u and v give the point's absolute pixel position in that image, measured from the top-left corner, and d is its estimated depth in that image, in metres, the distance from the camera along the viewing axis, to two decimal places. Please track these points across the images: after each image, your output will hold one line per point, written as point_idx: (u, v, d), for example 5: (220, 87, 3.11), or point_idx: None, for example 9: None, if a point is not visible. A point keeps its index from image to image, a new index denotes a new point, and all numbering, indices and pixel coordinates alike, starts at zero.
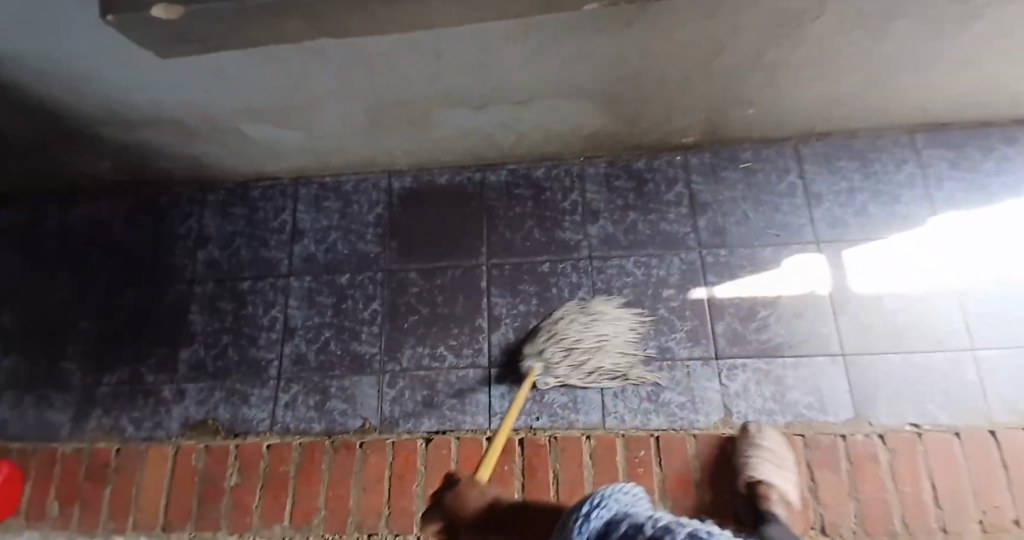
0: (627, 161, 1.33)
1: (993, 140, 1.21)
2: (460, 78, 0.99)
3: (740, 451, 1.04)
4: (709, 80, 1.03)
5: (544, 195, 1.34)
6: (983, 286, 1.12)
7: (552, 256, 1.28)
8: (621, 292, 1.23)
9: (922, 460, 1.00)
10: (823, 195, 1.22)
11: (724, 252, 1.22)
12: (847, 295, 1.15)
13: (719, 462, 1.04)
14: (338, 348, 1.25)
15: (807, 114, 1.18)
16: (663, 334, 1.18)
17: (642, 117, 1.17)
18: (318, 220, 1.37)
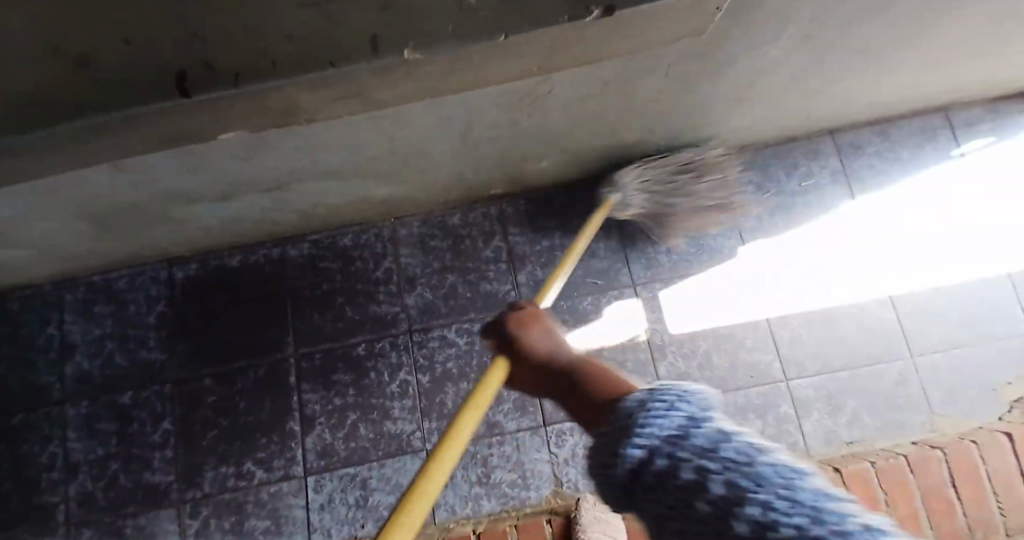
0: (441, 218, 1.21)
1: (799, 157, 1.18)
2: (171, 186, 0.82)
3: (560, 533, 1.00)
4: (477, 147, 0.92)
5: (352, 267, 1.19)
6: (798, 313, 1.11)
7: (369, 336, 1.16)
8: (444, 367, 1.14)
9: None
10: (637, 234, 1.18)
11: (545, 308, 1.15)
12: (664, 339, 1.12)
13: None
14: (129, 481, 1.11)
15: (607, 156, 1.10)
16: (490, 408, 1.10)
17: (432, 182, 1.05)
18: (90, 329, 1.18)
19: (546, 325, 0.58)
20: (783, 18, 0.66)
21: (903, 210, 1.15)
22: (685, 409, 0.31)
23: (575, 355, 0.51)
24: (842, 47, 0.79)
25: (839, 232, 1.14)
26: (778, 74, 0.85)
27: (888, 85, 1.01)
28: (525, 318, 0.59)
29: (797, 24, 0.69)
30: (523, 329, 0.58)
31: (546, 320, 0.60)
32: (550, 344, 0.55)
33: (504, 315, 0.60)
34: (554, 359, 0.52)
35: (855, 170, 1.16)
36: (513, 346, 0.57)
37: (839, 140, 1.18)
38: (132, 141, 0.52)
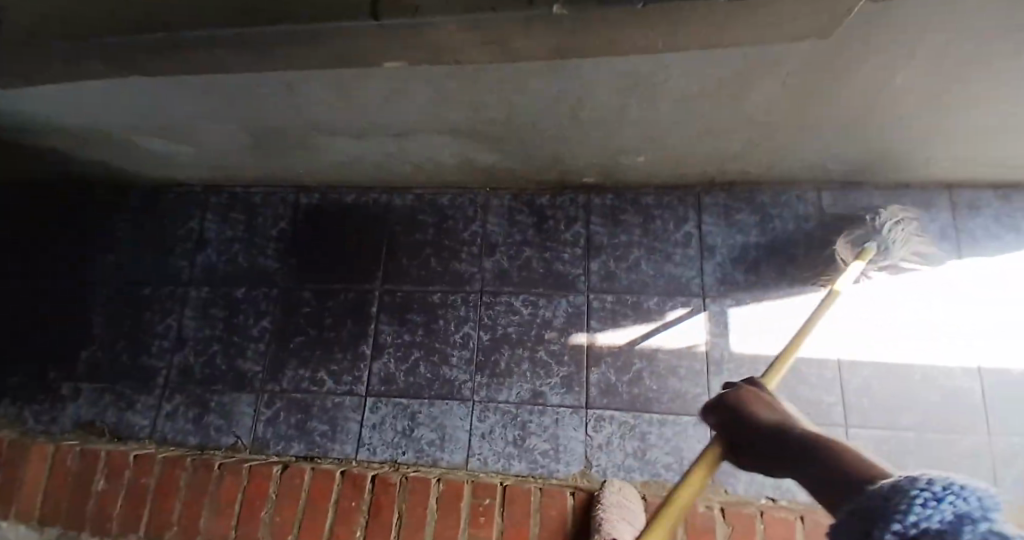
0: (532, 197, 1.30)
1: (906, 206, 1.15)
2: (324, 113, 0.96)
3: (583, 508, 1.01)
4: (585, 130, 1.00)
5: (446, 224, 1.31)
6: (894, 354, 1.07)
7: (445, 288, 1.26)
8: (505, 331, 1.20)
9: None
10: (717, 247, 1.20)
11: (611, 298, 1.20)
12: (724, 354, 1.12)
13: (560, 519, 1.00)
14: (223, 363, 1.28)
15: (704, 166, 1.14)
16: (539, 378, 1.16)
17: (535, 157, 1.14)
18: (223, 230, 1.39)
19: (782, 406, 0.54)
20: (916, 42, 0.68)
21: (1013, 275, 1.08)
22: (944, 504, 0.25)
23: (803, 428, 0.47)
24: (975, 87, 0.79)
25: (948, 283, 1.10)
26: (899, 106, 0.86)
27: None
28: (746, 396, 0.57)
29: (930, 52, 0.70)
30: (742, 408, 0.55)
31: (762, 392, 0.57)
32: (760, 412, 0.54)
33: (722, 395, 0.59)
34: (776, 430, 0.50)
35: (965, 229, 1.12)
36: (730, 427, 0.55)
37: (955, 197, 1.14)
38: (319, 52, 0.65)
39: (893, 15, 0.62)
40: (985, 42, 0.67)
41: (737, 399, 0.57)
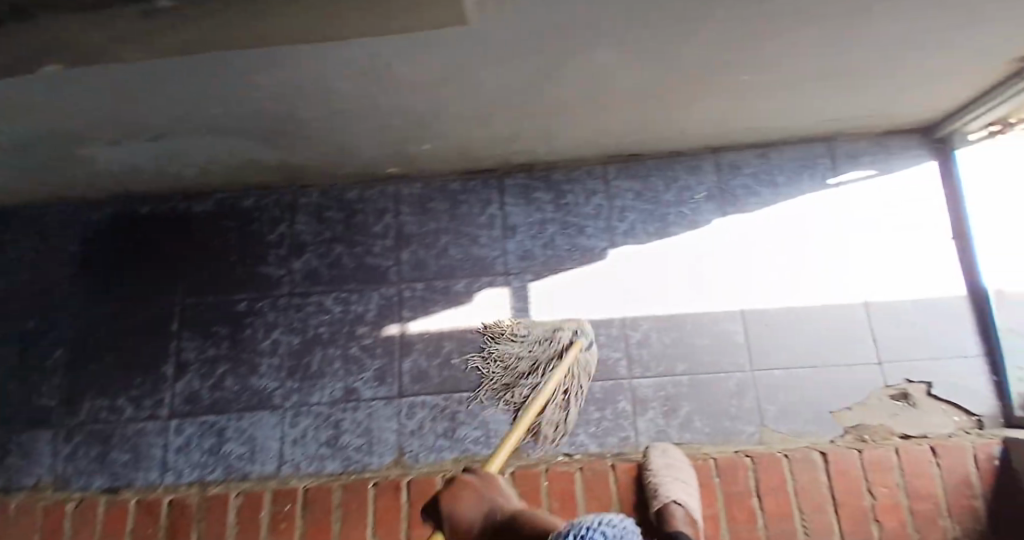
0: (339, 191, 1.28)
1: (679, 172, 1.24)
2: (53, 124, 0.90)
3: (381, 497, 1.05)
4: (349, 122, 1.00)
5: (251, 233, 1.26)
6: (718, 291, 1.17)
7: (252, 295, 1.22)
8: (316, 331, 1.18)
9: (546, 494, 1.04)
10: (518, 226, 1.25)
11: (421, 287, 1.21)
12: (526, 326, 1.18)
13: (358, 511, 1.03)
14: (15, 400, 1.18)
15: (492, 148, 1.17)
16: (352, 374, 1.15)
17: (321, 152, 1.13)
18: (6, 257, 1.28)
19: (482, 483, 0.65)
20: (585, 27, 0.73)
21: (787, 219, 1.19)
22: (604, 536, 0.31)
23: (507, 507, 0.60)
24: (673, 63, 0.86)
25: (728, 233, 1.20)
26: (624, 84, 0.92)
27: (750, 111, 1.06)
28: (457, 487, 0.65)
29: (603, 34, 0.76)
30: (453, 506, 0.64)
31: (480, 474, 0.67)
32: (470, 495, 0.64)
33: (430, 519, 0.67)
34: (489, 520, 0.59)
35: (732, 186, 1.22)
36: (448, 526, 0.63)
37: (719, 159, 1.24)
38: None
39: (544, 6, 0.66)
40: (639, 26, 0.74)
41: (450, 493, 0.65)
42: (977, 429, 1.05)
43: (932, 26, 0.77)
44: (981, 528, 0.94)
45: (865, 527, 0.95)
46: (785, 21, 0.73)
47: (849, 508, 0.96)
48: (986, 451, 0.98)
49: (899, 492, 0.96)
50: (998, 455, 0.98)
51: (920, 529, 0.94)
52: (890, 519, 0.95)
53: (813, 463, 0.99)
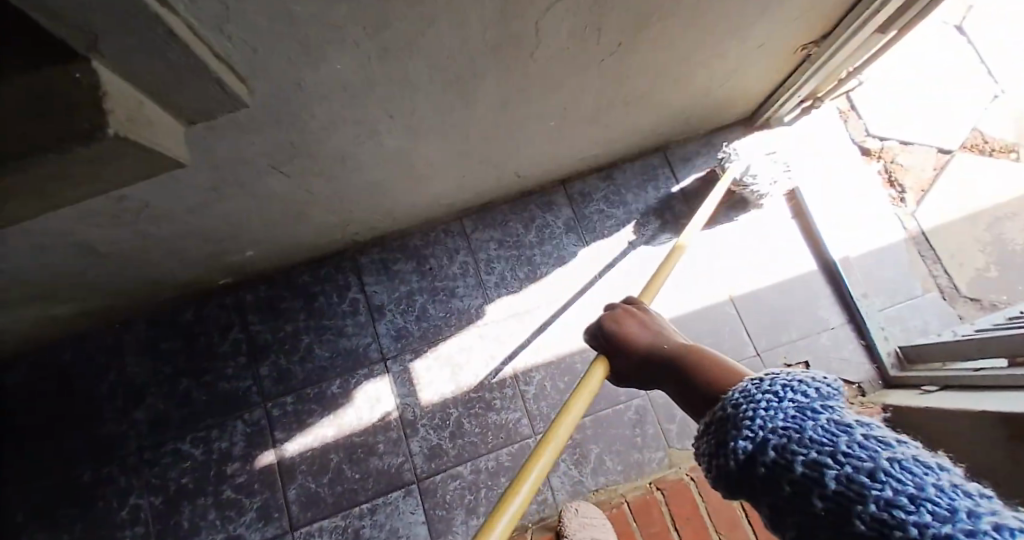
0: (173, 316, 1.15)
1: (534, 211, 1.22)
2: None
3: None
4: (144, 256, 0.89)
5: (76, 395, 1.11)
6: (598, 323, 1.16)
7: (93, 463, 1.07)
8: (179, 483, 1.05)
9: None
10: (384, 305, 1.16)
11: (291, 401, 1.10)
12: (416, 413, 1.10)
13: None
14: None
15: (330, 234, 1.09)
16: (231, 522, 1.03)
17: (128, 287, 0.99)
18: None
19: (647, 319, 0.58)
20: (345, 109, 0.67)
21: (652, 241, 1.21)
22: (799, 397, 0.34)
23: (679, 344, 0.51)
24: (467, 117, 0.81)
25: (593, 265, 1.20)
26: (429, 149, 0.87)
27: (576, 141, 1.06)
28: (619, 315, 0.59)
29: (370, 113, 0.70)
30: (620, 327, 0.58)
31: (646, 314, 0.59)
32: (649, 341, 0.54)
33: (597, 322, 0.60)
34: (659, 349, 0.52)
35: (585, 217, 1.22)
36: (610, 339, 0.58)
37: (569, 191, 1.24)
38: None
39: (271, 103, 0.60)
40: (403, 95, 0.69)
41: (618, 314, 0.60)
42: (860, 397, 1.11)
43: (693, 28, 0.77)
44: None
45: None
46: (545, 57, 0.72)
47: None
48: None
49: None
50: (880, 424, 1.04)
51: None
52: None
53: None
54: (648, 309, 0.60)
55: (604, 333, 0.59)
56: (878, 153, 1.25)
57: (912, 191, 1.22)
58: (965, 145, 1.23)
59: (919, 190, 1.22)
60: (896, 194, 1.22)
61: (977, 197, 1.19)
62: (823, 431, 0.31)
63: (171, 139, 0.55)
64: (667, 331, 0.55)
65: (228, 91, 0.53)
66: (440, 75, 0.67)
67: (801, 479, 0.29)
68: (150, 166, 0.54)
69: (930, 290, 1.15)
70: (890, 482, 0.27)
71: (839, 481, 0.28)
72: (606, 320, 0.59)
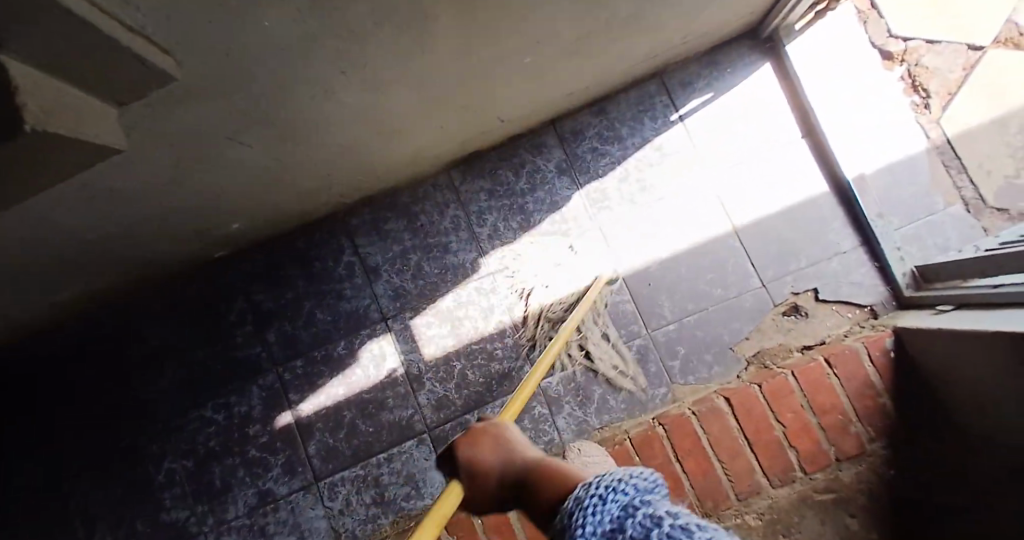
0: (179, 291, 1.18)
1: (523, 156, 1.18)
2: None
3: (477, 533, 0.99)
4: (132, 238, 0.90)
5: (101, 372, 1.17)
6: (595, 265, 1.14)
7: (127, 432, 1.15)
8: (208, 445, 1.13)
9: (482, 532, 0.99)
10: (380, 265, 1.17)
11: (301, 364, 1.14)
12: (420, 368, 1.13)
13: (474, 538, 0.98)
14: None
15: (316, 199, 1.08)
16: (260, 477, 1.11)
17: (126, 269, 1.02)
18: None
19: (492, 434, 0.58)
20: (291, 72, 0.64)
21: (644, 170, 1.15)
22: (622, 496, 0.32)
23: (528, 457, 0.52)
24: (427, 66, 0.76)
25: (587, 206, 1.16)
26: (396, 103, 0.83)
27: (557, 78, 1.00)
28: (474, 434, 0.58)
29: (319, 73, 0.67)
30: (470, 446, 0.57)
31: (500, 427, 0.59)
32: (501, 463, 0.54)
33: (450, 444, 0.59)
34: (511, 468, 0.52)
35: (577, 156, 1.17)
36: (470, 468, 0.56)
37: (558, 131, 1.18)
38: None
39: (208, 76, 0.57)
40: (349, 52, 0.65)
41: (478, 429, 0.59)
42: (872, 320, 1.07)
43: None
44: (889, 422, 0.96)
45: (782, 455, 0.96)
46: None
47: (763, 444, 0.97)
48: (879, 346, 1.00)
49: (806, 413, 0.97)
50: (889, 347, 0.99)
51: (833, 441, 0.96)
52: (803, 442, 0.96)
53: (719, 411, 1.00)
54: (497, 422, 0.60)
55: (459, 456, 0.57)
56: (899, 56, 1.12)
57: (936, 95, 1.11)
58: (999, 38, 1.10)
59: (945, 93, 1.11)
60: (918, 100, 1.11)
61: (1009, 98, 1.08)
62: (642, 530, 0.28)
63: (97, 119, 0.53)
64: (517, 442, 0.56)
65: (153, 67, 0.50)
66: (386, 26, 0.63)
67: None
68: (80, 151, 0.53)
69: (953, 203, 1.07)
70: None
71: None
72: (457, 443, 0.59)
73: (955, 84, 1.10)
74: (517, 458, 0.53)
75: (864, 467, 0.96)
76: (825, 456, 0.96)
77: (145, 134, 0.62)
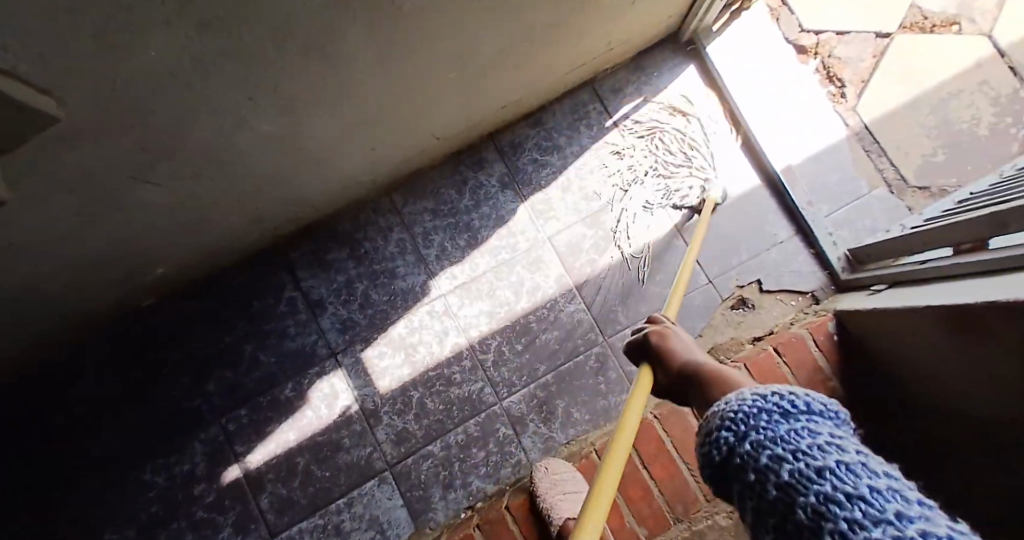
0: (105, 346, 1.09)
1: (464, 172, 1.16)
2: None
3: None
4: (38, 294, 0.82)
5: (21, 447, 1.06)
6: (546, 276, 1.13)
7: (53, 510, 1.04)
8: (148, 511, 1.04)
9: None
10: (324, 298, 1.11)
11: (246, 411, 1.07)
12: (376, 401, 1.08)
13: None
14: None
15: (247, 235, 1.02)
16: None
17: (37, 329, 0.93)
18: None
19: (677, 335, 0.63)
20: (189, 104, 0.59)
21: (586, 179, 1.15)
22: (788, 403, 0.35)
23: (696, 360, 0.57)
24: (346, 85, 0.73)
25: (534, 219, 1.15)
26: (317, 128, 0.80)
27: (489, 91, 0.98)
28: (657, 332, 0.64)
29: (224, 101, 0.62)
30: (658, 341, 0.62)
31: (672, 331, 0.64)
32: (685, 358, 0.58)
33: (641, 337, 0.65)
34: (680, 367, 0.58)
35: (519, 168, 1.16)
36: (653, 358, 0.62)
37: (498, 144, 1.17)
38: None
39: (92, 112, 0.52)
40: (254, 76, 0.61)
41: (655, 330, 0.65)
42: (814, 305, 1.10)
43: None
44: (842, 405, 0.98)
45: None
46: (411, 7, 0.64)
47: None
48: (823, 330, 1.02)
49: None
50: (833, 331, 1.02)
51: None
52: None
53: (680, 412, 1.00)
54: (671, 324, 0.65)
55: (648, 345, 0.63)
56: (814, 49, 1.17)
57: (851, 85, 1.16)
58: (901, 27, 1.17)
59: (858, 82, 1.16)
60: (834, 91, 1.16)
61: (915, 83, 1.15)
62: (796, 435, 0.32)
63: None
64: (692, 345, 0.61)
65: (25, 110, 0.45)
66: (290, 47, 0.60)
67: (762, 468, 0.32)
68: None
69: (876, 186, 1.12)
70: (834, 479, 0.27)
71: (793, 474, 0.29)
72: (645, 335, 0.65)
73: (866, 73, 1.16)
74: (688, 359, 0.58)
75: None
76: None
77: (27, 180, 0.56)
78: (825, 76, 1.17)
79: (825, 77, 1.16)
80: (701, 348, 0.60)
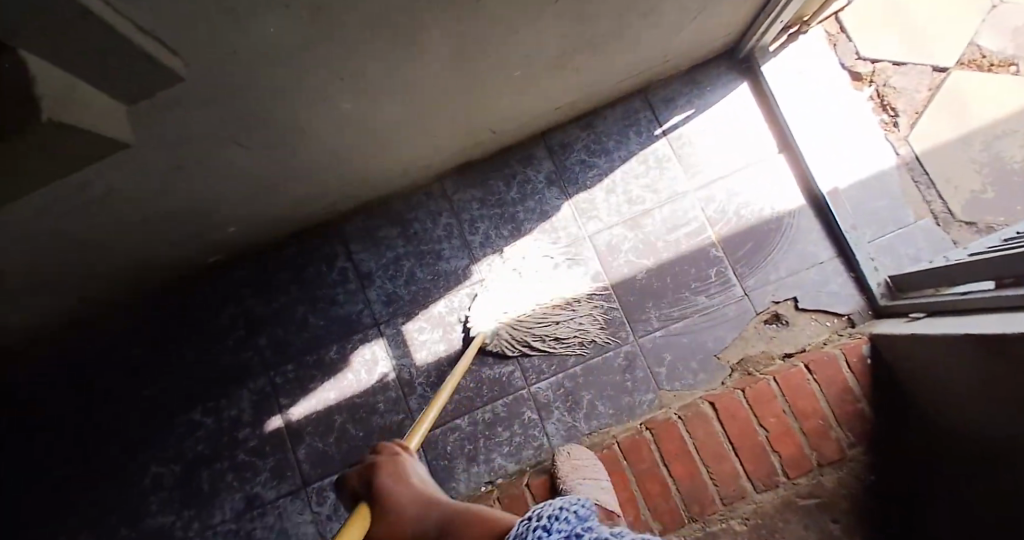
0: (172, 296, 1.19)
1: (514, 166, 1.22)
2: None
3: None
4: (128, 240, 0.91)
5: (91, 379, 1.16)
6: (584, 272, 1.17)
7: (114, 439, 1.14)
8: (196, 450, 1.12)
9: None
10: (373, 271, 1.18)
11: (292, 367, 1.15)
12: (412, 372, 1.14)
13: None
14: None
15: (311, 206, 1.10)
16: (248, 481, 1.10)
17: (119, 272, 1.02)
18: None
19: (408, 472, 0.58)
20: (289, 80, 0.66)
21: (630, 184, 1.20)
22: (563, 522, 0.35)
23: (443, 505, 0.51)
24: (423, 74, 0.80)
25: (577, 217, 1.19)
26: (391, 111, 0.87)
27: (547, 91, 1.04)
28: (378, 462, 0.59)
29: (319, 79, 0.69)
30: (382, 477, 0.56)
31: (406, 460, 0.60)
32: (417, 505, 0.52)
33: (367, 459, 0.60)
34: (422, 511, 0.51)
35: (567, 167, 1.21)
36: (372, 498, 0.55)
37: (548, 142, 1.22)
38: None
39: (216, 79, 0.60)
40: (348, 58, 0.68)
41: (379, 461, 0.59)
42: (850, 328, 1.11)
43: None
44: (870, 427, 0.99)
45: (766, 459, 0.99)
46: (493, 6, 0.70)
47: (748, 448, 1.00)
48: (856, 353, 1.04)
49: (787, 418, 1.01)
50: (867, 354, 1.03)
51: (815, 445, 0.99)
52: (786, 446, 1.00)
53: (704, 416, 1.03)
54: (403, 450, 0.61)
55: (371, 484, 0.56)
56: (868, 77, 1.19)
57: (904, 115, 1.17)
58: (960, 62, 1.17)
59: (911, 113, 1.17)
60: (886, 120, 1.17)
61: (970, 118, 1.15)
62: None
63: (105, 115, 0.55)
64: (423, 480, 0.57)
65: (164, 69, 0.52)
66: (385, 34, 0.66)
67: None
68: (87, 144, 0.54)
69: (923, 217, 1.13)
70: None
71: None
72: (365, 466, 0.59)
73: (920, 105, 1.17)
74: (438, 499, 0.52)
75: (846, 472, 0.98)
76: (808, 461, 0.99)
77: (147, 134, 0.64)
78: (878, 104, 1.18)
79: (878, 105, 1.18)
80: (434, 490, 0.56)
